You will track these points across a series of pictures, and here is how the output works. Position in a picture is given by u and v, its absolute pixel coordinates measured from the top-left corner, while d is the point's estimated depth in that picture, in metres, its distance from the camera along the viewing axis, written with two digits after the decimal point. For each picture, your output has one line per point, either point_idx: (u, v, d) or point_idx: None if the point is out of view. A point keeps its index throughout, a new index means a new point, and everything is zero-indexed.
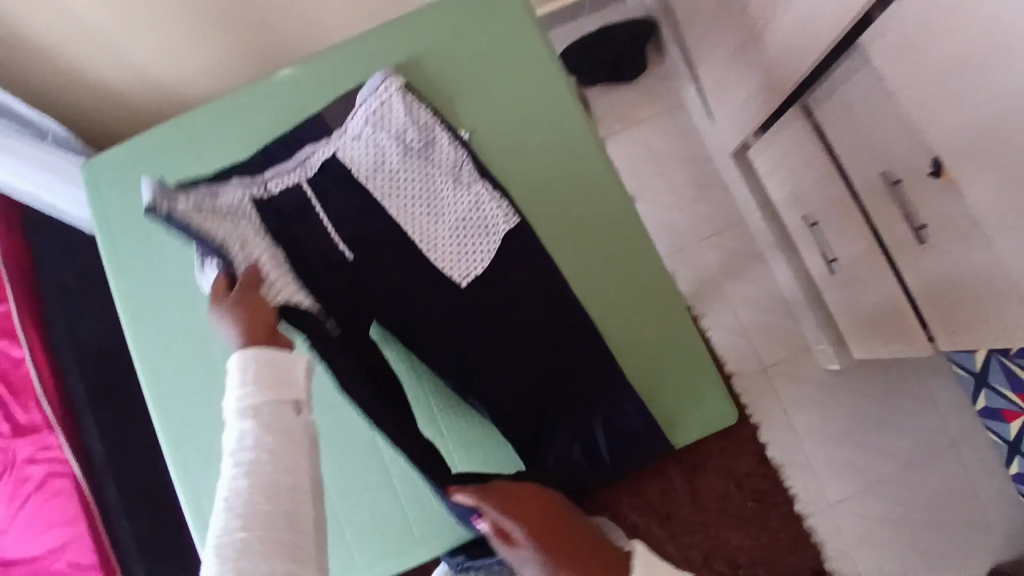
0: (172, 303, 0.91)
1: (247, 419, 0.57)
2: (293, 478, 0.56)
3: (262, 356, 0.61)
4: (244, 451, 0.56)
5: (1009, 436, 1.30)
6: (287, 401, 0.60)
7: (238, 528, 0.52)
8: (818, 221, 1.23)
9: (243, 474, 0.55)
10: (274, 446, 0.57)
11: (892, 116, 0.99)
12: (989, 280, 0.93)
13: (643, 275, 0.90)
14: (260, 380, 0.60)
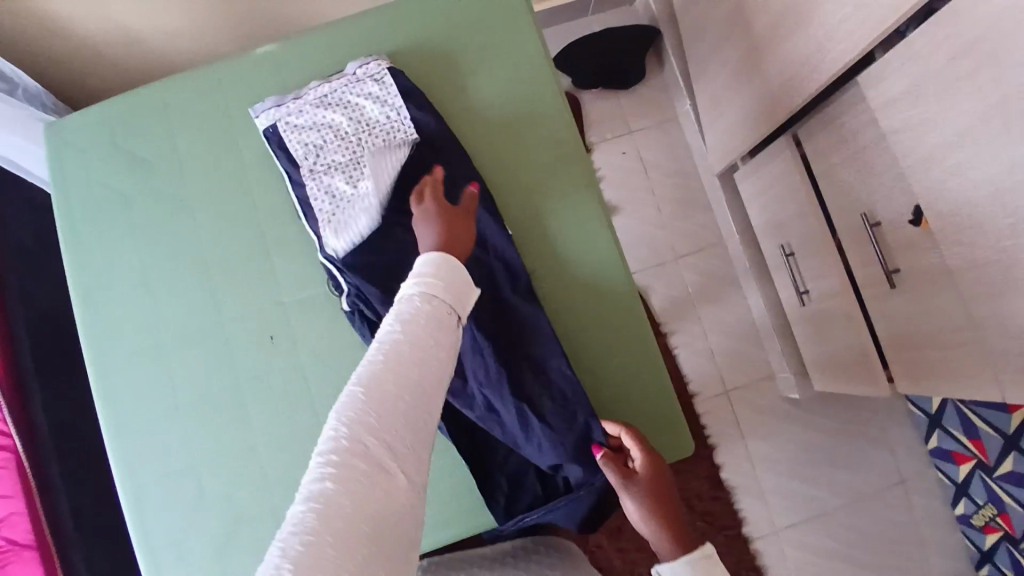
0: (129, 280, 0.85)
1: (422, 301, 0.61)
2: (438, 364, 0.58)
3: (451, 262, 0.67)
4: (408, 322, 0.59)
5: (957, 478, 1.35)
6: (453, 310, 0.64)
7: (383, 373, 0.54)
8: (795, 253, 1.23)
9: (400, 338, 0.57)
10: (433, 331, 0.59)
11: (881, 159, 0.98)
12: (958, 332, 0.94)
13: (619, 303, 0.87)
14: (441, 280, 0.64)
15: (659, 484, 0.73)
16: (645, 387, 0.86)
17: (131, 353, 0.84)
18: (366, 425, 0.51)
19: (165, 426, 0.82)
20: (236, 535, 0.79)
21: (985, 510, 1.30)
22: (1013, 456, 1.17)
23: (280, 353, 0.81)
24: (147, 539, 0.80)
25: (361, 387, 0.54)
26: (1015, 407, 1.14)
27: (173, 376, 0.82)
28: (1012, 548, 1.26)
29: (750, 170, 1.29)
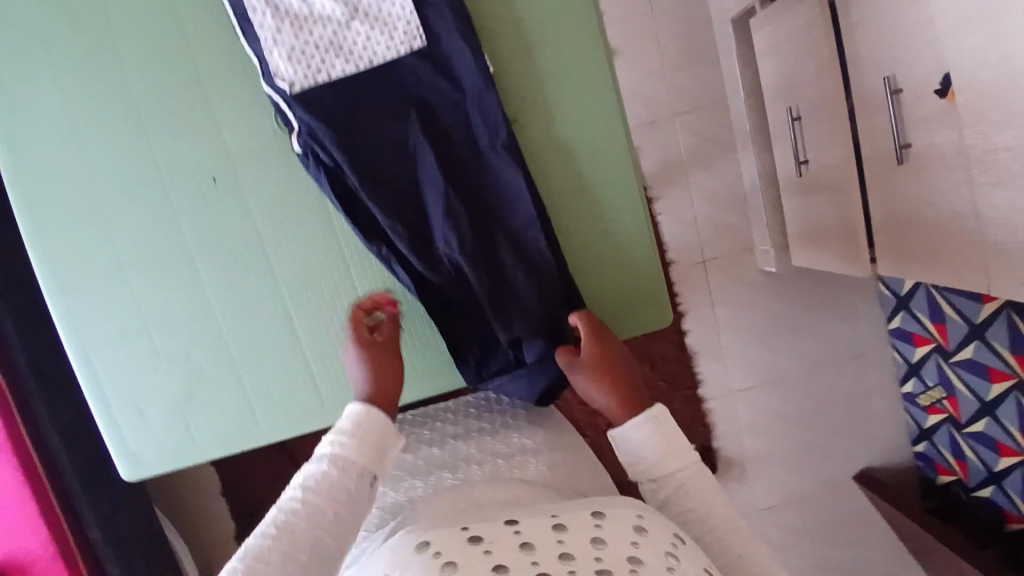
0: (41, 100, 0.71)
1: (332, 465, 0.59)
2: (340, 529, 0.56)
3: (376, 414, 0.63)
4: (312, 494, 0.56)
5: (911, 359, 1.40)
6: (370, 470, 0.61)
7: (268, 557, 0.53)
8: (802, 118, 1.13)
9: (299, 507, 0.56)
10: (339, 502, 0.57)
11: (918, 14, 0.85)
12: (953, 219, 0.90)
13: (610, 159, 0.78)
14: (360, 435, 0.61)
15: (603, 348, 0.73)
16: (629, 252, 0.80)
17: (58, 186, 0.73)
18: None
19: (105, 271, 0.74)
20: (197, 386, 0.76)
21: (933, 392, 1.36)
22: (975, 346, 1.20)
23: (228, 197, 0.73)
24: (100, 388, 0.76)
25: (246, 565, 0.52)
26: (988, 298, 1.15)
27: (118, 217, 0.73)
28: (953, 429, 1.34)
29: (768, 16, 1.13)
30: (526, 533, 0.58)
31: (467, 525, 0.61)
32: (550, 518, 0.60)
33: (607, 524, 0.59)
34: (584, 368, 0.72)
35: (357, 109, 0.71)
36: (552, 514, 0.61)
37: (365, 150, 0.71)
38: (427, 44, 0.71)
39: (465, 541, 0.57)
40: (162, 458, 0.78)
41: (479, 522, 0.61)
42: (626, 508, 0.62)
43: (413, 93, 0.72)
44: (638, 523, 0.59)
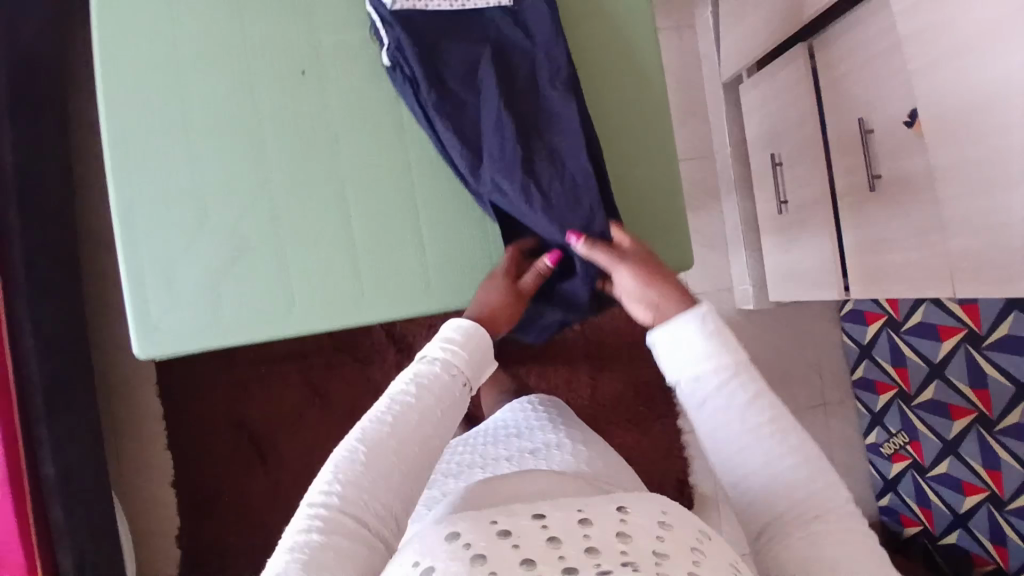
0: None
1: (443, 368, 0.67)
2: (445, 424, 0.65)
3: (481, 333, 0.72)
4: (425, 389, 0.65)
5: (874, 407, 1.48)
6: (466, 378, 0.69)
7: (385, 437, 0.61)
8: (783, 163, 1.31)
9: (414, 403, 0.63)
10: (444, 402, 0.65)
11: (888, 68, 1.06)
12: (920, 237, 1.05)
13: (651, 123, 0.88)
14: (464, 346, 0.70)
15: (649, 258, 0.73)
16: (662, 205, 0.87)
17: (146, 53, 0.78)
18: (358, 489, 0.58)
19: (177, 143, 0.78)
20: (238, 267, 0.77)
21: (896, 439, 1.43)
22: (937, 383, 1.31)
23: (313, 87, 0.79)
24: (138, 255, 0.76)
25: (366, 444, 0.60)
26: (947, 335, 1.27)
27: (195, 86, 0.78)
28: (917, 475, 1.39)
29: (758, 79, 1.34)
30: (555, 527, 0.52)
31: (496, 514, 0.55)
32: (574, 511, 0.55)
33: (634, 518, 0.54)
34: (629, 267, 0.71)
35: (446, 37, 0.79)
36: (575, 508, 0.56)
37: (445, 72, 0.78)
38: (514, 4, 0.82)
39: (494, 533, 0.52)
40: (184, 337, 0.76)
41: (507, 513, 0.55)
42: (648, 503, 0.57)
43: (496, 37, 0.80)
44: (663, 518, 0.55)
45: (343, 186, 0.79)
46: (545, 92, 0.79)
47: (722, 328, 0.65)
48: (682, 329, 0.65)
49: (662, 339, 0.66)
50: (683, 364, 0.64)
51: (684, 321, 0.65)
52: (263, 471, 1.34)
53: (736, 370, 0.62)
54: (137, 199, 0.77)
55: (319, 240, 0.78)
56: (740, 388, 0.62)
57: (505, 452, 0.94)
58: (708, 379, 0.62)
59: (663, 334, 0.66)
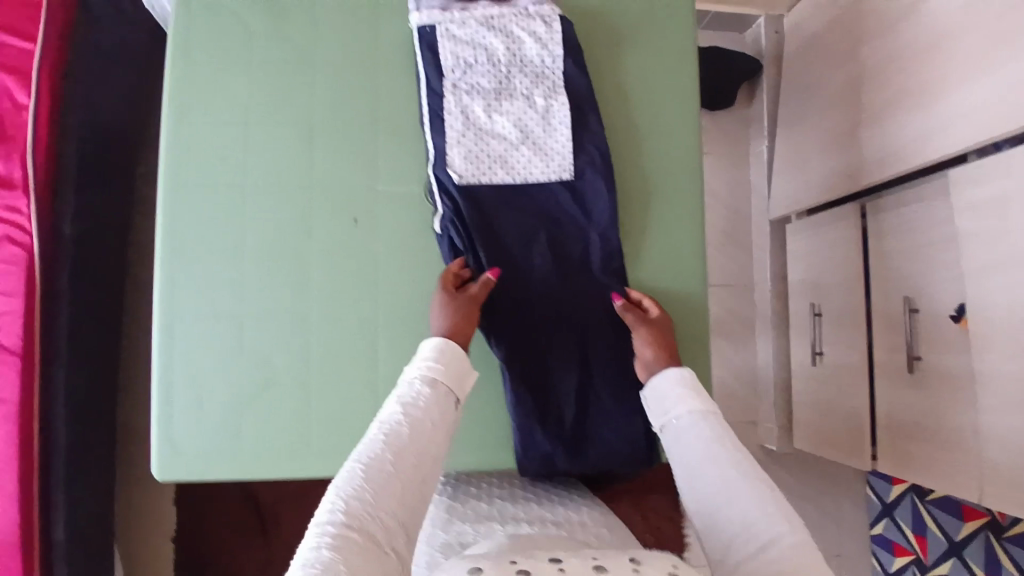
0: (224, 112, 0.81)
1: (426, 385, 0.67)
2: (438, 441, 0.64)
3: (452, 344, 0.71)
4: (412, 408, 0.64)
5: (890, 567, 1.41)
6: (452, 391, 0.69)
7: (384, 459, 0.60)
8: (823, 316, 1.30)
9: (402, 424, 0.63)
10: (434, 417, 0.65)
11: (941, 255, 1.05)
12: (956, 432, 1.01)
13: (687, 306, 0.85)
14: (444, 362, 0.69)
15: (666, 328, 0.81)
16: None
17: (211, 180, 0.80)
18: (363, 505, 0.57)
19: (224, 271, 0.79)
20: (266, 402, 0.79)
21: None
22: (953, 561, 1.22)
23: (364, 236, 0.81)
24: (173, 376, 0.78)
25: (363, 468, 0.59)
26: (969, 515, 1.20)
27: (256, 219, 0.80)
28: None
29: (809, 224, 1.33)
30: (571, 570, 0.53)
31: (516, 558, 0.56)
32: (590, 559, 0.56)
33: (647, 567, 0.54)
34: (647, 331, 0.79)
35: (504, 210, 0.81)
36: (592, 556, 0.57)
37: (503, 250, 0.81)
38: (574, 177, 0.83)
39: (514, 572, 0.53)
40: (206, 460, 0.78)
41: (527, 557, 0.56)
42: (659, 556, 0.58)
43: (552, 212, 0.83)
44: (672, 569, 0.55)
45: (381, 335, 0.80)
46: (597, 277, 0.83)
47: (697, 384, 0.75)
48: (662, 384, 0.76)
49: (651, 395, 0.77)
50: (664, 414, 0.74)
51: (668, 378, 0.76)
52: (262, 542, 1.30)
53: (706, 411, 0.70)
54: (182, 322, 0.79)
55: (348, 383, 0.79)
56: (707, 425, 0.70)
57: (523, 506, 0.86)
58: (682, 420, 0.71)
59: (651, 389, 0.77)
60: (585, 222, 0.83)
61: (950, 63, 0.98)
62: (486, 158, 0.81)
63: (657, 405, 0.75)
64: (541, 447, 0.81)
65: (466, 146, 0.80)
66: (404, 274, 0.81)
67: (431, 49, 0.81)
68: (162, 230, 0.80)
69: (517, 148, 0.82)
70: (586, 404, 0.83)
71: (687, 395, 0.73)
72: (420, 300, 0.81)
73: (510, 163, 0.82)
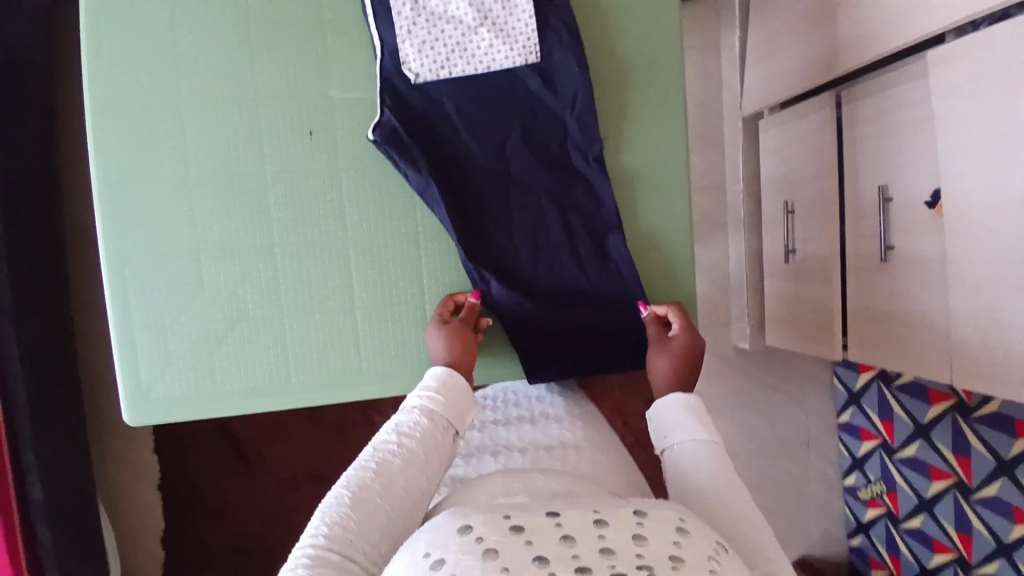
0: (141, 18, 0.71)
1: (424, 416, 0.64)
2: (427, 478, 0.62)
3: (456, 377, 0.68)
4: (407, 437, 0.62)
5: (856, 452, 1.47)
6: (452, 425, 0.66)
7: (371, 486, 0.58)
8: (796, 212, 1.28)
9: (396, 452, 0.61)
10: (428, 452, 0.62)
11: (916, 141, 1.02)
12: (925, 320, 1.03)
13: (670, 207, 0.81)
14: (446, 394, 0.67)
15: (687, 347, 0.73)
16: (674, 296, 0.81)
17: (138, 97, 0.72)
18: (347, 530, 0.55)
19: (171, 200, 0.72)
20: (235, 333, 0.74)
21: (874, 486, 1.42)
22: (920, 443, 1.28)
23: (322, 151, 0.74)
24: (130, 322, 0.73)
25: (351, 491, 0.58)
26: (936, 399, 1.24)
27: (195, 133, 0.72)
28: (890, 524, 1.38)
29: (783, 119, 1.29)
30: (570, 526, 0.45)
31: (509, 509, 0.48)
32: (591, 509, 0.47)
33: (652, 521, 0.47)
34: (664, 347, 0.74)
35: (468, 106, 0.75)
36: (592, 507, 0.48)
37: (468, 150, 0.76)
38: (542, 61, 0.75)
39: (508, 530, 0.45)
40: (175, 403, 0.74)
41: (522, 510, 0.48)
42: (666, 507, 0.50)
43: (522, 104, 0.76)
44: (681, 524, 0.47)
45: (350, 257, 0.75)
46: (578, 169, 0.78)
47: (703, 413, 0.68)
48: (666, 404, 0.69)
49: (655, 421, 0.69)
50: (667, 435, 0.67)
51: (675, 401, 0.69)
52: (242, 473, 1.33)
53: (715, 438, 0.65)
54: (130, 257, 0.72)
55: (320, 308, 0.75)
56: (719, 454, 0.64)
57: (516, 437, 0.83)
58: (686, 447, 0.64)
59: (655, 413, 0.69)
60: (558, 113, 0.77)
61: None
62: (443, 46, 0.73)
63: (668, 422, 0.68)
64: (537, 348, 0.78)
65: (419, 36, 0.73)
66: (365, 188, 0.75)
67: None
68: (92, 160, 0.72)
69: (473, 33, 0.74)
70: (579, 303, 0.79)
71: (698, 419, 0.67)
72: (387, 213, 0.76)
73: (470, 49, 0.74)
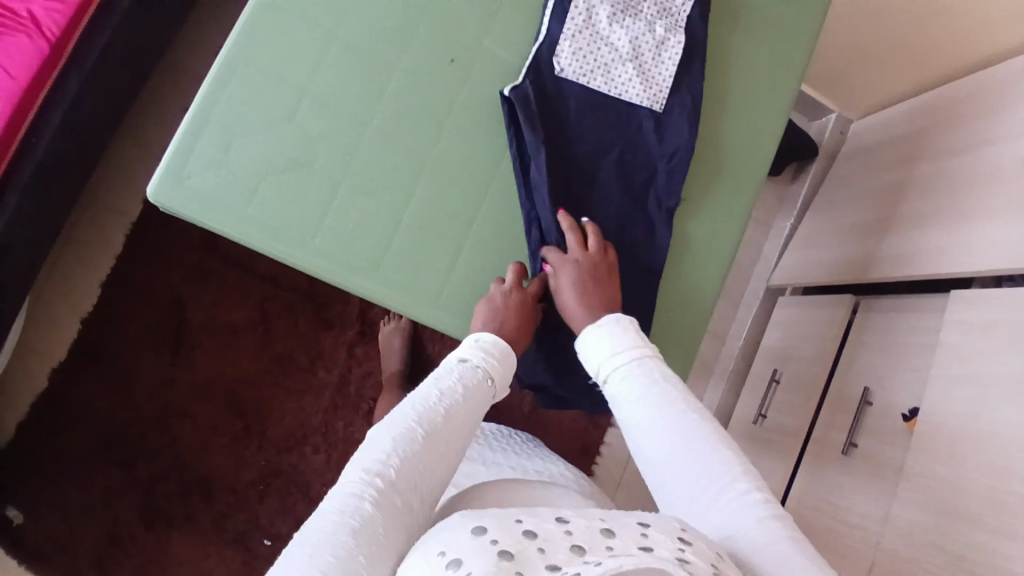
0: None
1: (479, 373, 0.68)
2: (473, 427, 0.65)
3: (508, 349, 0.72)
4: (465, 389, 0.65)
5: None
6: (495, 387, 0.70)
7: (432, 426, 0.61)
8: (779, 383, 1.36)
9: (454, 400, 0.64)
10: (478, 404, 0.66)
11: (910, 360, 1.11)
12: (860, 521, 1.06)
13: (705, 282, 0.87)
14: (498, 361, 0.70)
15: (592, 262, 0.75)
16: (672, 358, 0.85)
17: None
18: (408, 462, 0.58)
19: (307, 39, 0.77)
20: (290, 179, 0.76)
21: None
22: None
23: (452, 78, 0.81)
24: (211, 112, 0.75)
25: (414, 426, 0.60)
26: None
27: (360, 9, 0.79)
28: None
29: (800, 302, 1.40)
30: (579, 537, 0.47)
31: (520, 512, 0.50)
32: (597, 519, 0.49)
33: (655, 535, 0.48)
34: (576, 272, 0.74)
35: (588, 114, 0.82)
36: (597, 517, 0.50)
37: (568, 143, 0.81)
38: (663, 112, 0.83)
39: (522, 534, 0.47)
40: (205, 212, 0.74)
41: (532, 513, 0.50)
42: (665, 522, 0.51)
43: (629, 136, 0.83)
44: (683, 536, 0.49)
45: (422, 174, 0.79)
46: (648, 210, 0.84)
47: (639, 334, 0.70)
48: (602, 334, 0.69)
49: (586, 345, 0.70)
50: (606, 363, 0.68)
51: (603, 328, 0.70)
52: (167, 359, 1.33)
53: (656, 362, 0.66)
54: (242, 72, 0.76)
55: (373, 201, 0.78)
56: (657, 377, 0.65)
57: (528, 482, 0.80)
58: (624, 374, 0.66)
59: (588, 337, 0.70)
60: (655, 159, 0.84)
61: (986, 199, 1.06)
62: (593, 58, 0.81)
63: (604, 347, 0.68)
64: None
65: (579, 41, 0.81)
66: (466, 127, 0.81)
67: None
68: None
69: (621, 62, 0.82)
70: None
71: (637, 341, 0.68)
72: (472, 156, 0.81)
73: (612, 73, 0.82)
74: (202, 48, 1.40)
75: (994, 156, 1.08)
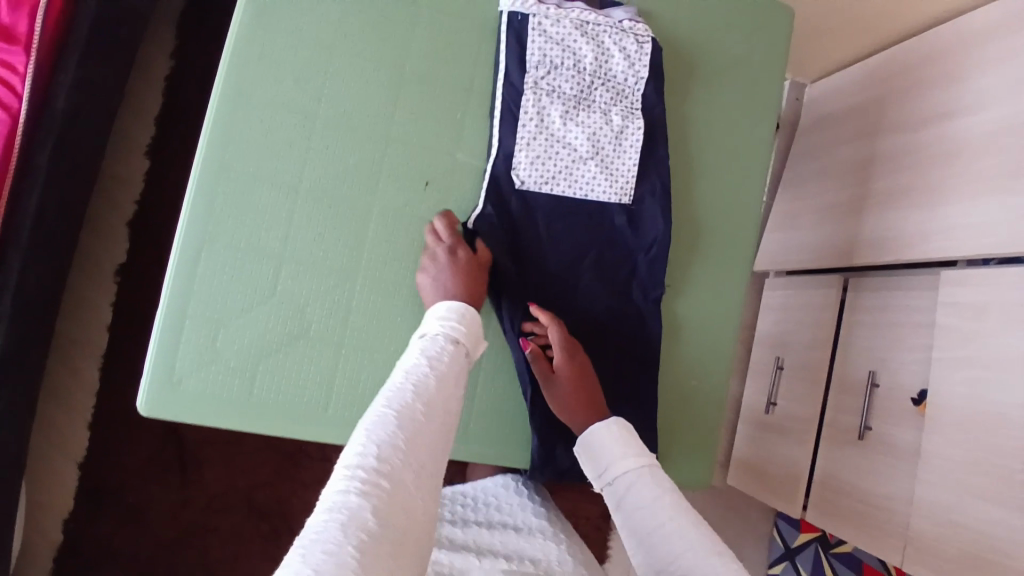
0: (291, 49, 0.74)
1: (448, 342, 0.59)
2: (456, 401, 0.56)
3: (472, 314, 0.65)
4: (438, 361, 0.56)
5: None
6: (467, 353, 0.62)
7: (416, 407, 0.50)
8: (783, 369, 1.41)
9: (431, 374, 0.54)
10: (456, 376, 0.57)
11: (908, 341, 1.15)
12: (887, 502, 1.11)
13: (718, 343, 0.86)
14: (466, 326, 0.63)
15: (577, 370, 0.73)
16: (701, 425, 0.86)
17: (262, 114, 0.73)
18: (398, 449, 0.47)
19: (262, 206, 0.72)
20: (272, 361, 0.71)
21: None
22: None
23: (426, 206, 0.76)
24: (175, 309, 0.70)
25: (395, 410, 0.49)
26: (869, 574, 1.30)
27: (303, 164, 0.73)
28: None
29: (789, 285, 1.44)
30: None
31: None
32: None
33: None
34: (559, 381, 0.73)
35: (558, 223, 0.78)
36: None
37: (544, 257, 0.78)
38: (633, 203, 0.80)
39: None
40: (194, 412, 0.69)
41: None
42: None
43: (604, 234, 0.80)
44: None
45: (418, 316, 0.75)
46: (636, 304, 0.81)
47: (635, 438, 0.66)
48: (596, 438, 0.67)
49: (586, 452, 0.68)
50: (603, 472, 0.65)
51: (599, 430, 0.67)
52: (177, 479, 1.27)
53: (646, 462, 0.62)
54: (198, 261, 0.70)
55: (366, 362, 0.74)
56: (647, 480, 0.60)
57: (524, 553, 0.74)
58: (617, 481, 0.62)
59: (586, 444, 0.68)
60: (635, 252, 0.81)
61: (955, 173, 1.07)
62: (551, 166, 0.77)
63: (600, 457, 0.65)
64: (569, 433, 0.78)
65: (534, 150, 0.76)
66: None
67: (517, 46, 0.77)
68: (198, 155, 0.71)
69: (580, 162, 0.78)
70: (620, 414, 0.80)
71: (629, 445, 0.64)
72: None
73: (573, 175, 0.78)
74: (129, 151, 1.30)
75: (955, 129, 1.09)
